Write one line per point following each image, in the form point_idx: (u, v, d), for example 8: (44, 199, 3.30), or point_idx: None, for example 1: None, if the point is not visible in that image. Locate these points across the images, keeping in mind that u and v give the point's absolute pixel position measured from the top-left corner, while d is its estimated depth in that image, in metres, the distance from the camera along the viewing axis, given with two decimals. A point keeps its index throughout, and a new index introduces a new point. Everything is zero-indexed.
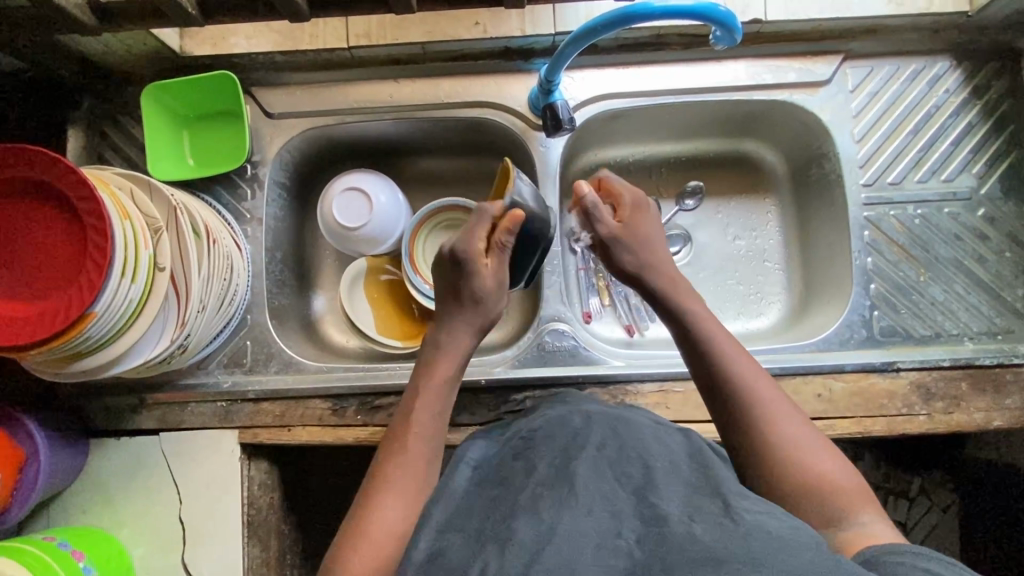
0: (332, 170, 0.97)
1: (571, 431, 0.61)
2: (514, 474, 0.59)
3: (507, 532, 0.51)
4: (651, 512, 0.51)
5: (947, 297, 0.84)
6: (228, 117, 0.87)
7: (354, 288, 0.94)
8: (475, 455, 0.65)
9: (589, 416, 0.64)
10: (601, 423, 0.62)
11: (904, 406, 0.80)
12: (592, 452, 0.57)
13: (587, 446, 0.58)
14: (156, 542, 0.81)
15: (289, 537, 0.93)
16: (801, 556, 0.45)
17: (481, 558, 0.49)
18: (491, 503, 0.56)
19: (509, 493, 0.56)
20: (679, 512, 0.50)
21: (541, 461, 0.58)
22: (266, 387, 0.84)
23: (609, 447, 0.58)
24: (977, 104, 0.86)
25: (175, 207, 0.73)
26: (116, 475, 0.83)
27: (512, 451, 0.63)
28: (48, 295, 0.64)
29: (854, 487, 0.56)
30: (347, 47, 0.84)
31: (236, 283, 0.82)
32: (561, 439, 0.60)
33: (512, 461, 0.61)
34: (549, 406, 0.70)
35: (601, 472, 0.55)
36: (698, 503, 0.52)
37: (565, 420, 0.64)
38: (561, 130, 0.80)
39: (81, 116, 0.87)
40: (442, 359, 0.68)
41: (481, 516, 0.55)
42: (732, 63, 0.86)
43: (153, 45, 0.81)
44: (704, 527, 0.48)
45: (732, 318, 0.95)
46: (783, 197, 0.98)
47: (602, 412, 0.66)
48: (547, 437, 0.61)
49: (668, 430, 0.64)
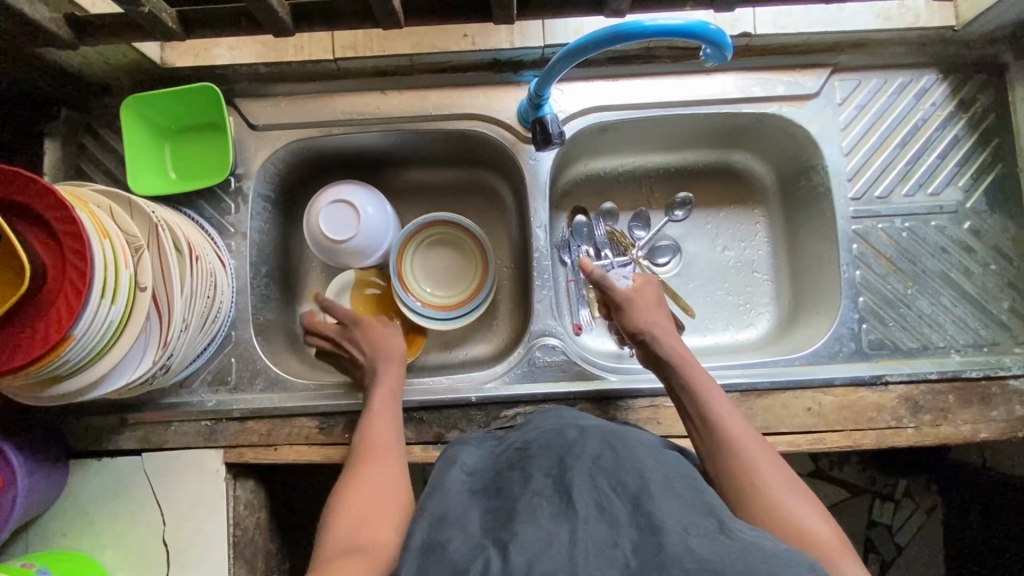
0: (319, 180, 0.96)
1: (563, 441, 0.61)
2: (510, 483, 0.58)
3: (508, 536, 0.51)
4: (646, 520, 0.51)
5: (934, 309, 0.85)
6: (211, 130, 0.86)
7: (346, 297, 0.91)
8: (468, 461, 0.66)
9: (583, 427, 0.64)
10: (595, 435, 0.61)
11: (893, 419, 0.81)
12: (587, 462, 0.57)
13: (582, 456, 0.58)
14: (140, 564, 0.80)
15: (278, 556, 0.90)
16: (792, 567, 0.46)
17: (480, 558, 0.49)
18: (489, 515, 0.55)
19: (507, 505, 0.55)
20: (675, 523, 0.50)
21: (537, 470, 0.58)
22: (251, 405, 0.83)
23: (604, 457, 0.58)
24: (963, 118, 0.87)
25: (156, 223, 0.71)
26: (98, 497, 0.81)
27: (506, 463, 0.62)
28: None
29: (835, 541, 0.57)
30: (333, 59, 0.83)
31: (220, 299, 0.81)
32: (555, 450, 0.60)
33: (508, 473, 0.60)
34: (540, 417, 0.71)
35: (596, 482, 0.55)
36: (693, 517, 0.52)
37: (559, 431, 0.63)
38: (550, 145, 0.79)
39: (59, 128, 0.85)
40: (375, 428, 0.73)
41: (480, 522, 0.55)
42: (721, 76, 0.86)
43: (134, 57, 0.79)
44: (700, 540, 0.48)
45: (721, 330, 0.95)
46: (772, 208, 0.98)
47: (596, 424, 0.65)
48: (542, 448, 0.61)
49: (664, 450, 0.64)
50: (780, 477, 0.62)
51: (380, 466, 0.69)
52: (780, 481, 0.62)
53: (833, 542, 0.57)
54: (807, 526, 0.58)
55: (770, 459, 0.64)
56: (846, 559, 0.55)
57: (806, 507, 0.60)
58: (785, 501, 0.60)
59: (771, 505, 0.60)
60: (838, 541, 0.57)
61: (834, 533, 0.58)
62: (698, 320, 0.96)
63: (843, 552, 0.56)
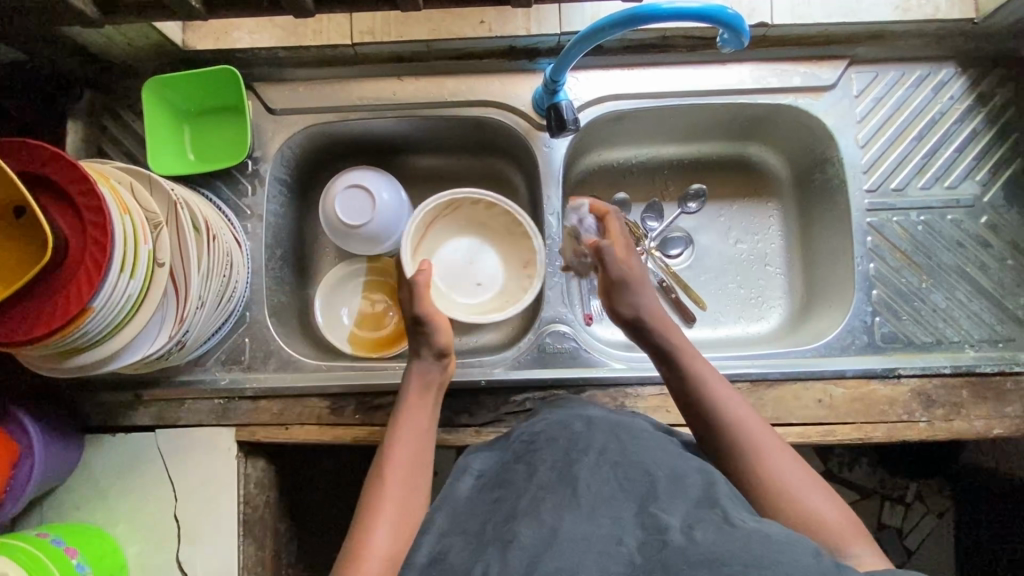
0: (334, 166, 0.97)
1: (572, 434, 0.62)
2: (514, 475, 0.60)
3: (509, 536, 0.52)
4: (652, 521, 0.51)
5: (948, 304, 0.84)
6: (229, 113, 0.87)
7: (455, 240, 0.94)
8: (479, 464, 0.65)
9: (589, 419, 0.64)
10: (602, 427, 0.62)
11: (905, 412, 0.80)
12: (593, 455, 0.58)
13: (589, 450, 0.58)
14: (152, 539, 0.81)
15: (286, 536, 0.91)
16: (800, 560, 0.46)
17: (480, 564, 0.51)
18: (492, 508, 0.57)
19: (510, 499, 0.57)
20: (679, 522, 0.50)
21: (542, 463, 0.59)
22: (264, 385, 0.84)
23: (610, 451, 0.58)
24: (981, 112, 0.86)
25: (175, 202, 0.72)
26: (112, 471, 0.82)
27: (513, 452, 0.63)
28: (16, 297, 0.62)
29: (845, 524, 0.57)
30: (351, 44, 0.84)
31: (235, 280, 0.82)
32: (562, 442, 0.61)
33: (514, 464, 0.62)
34: (547, 409, 0.71)
35: (603, 473, 0.56)
36: (700, 513, 0.51)
37: (565, 423, 0.64)
38: (565, 131, 0.80)
39: (81, 109, 0.86)
40: (405, 430, 0.68)
41: (482, 519, 0.56)
42: (737, 66, 0.86)
43: (156, 39, 0.80)
44: (704, 531, 0.49)
45: (732, 323, 0.95)
46: (786, 202, 0.98)
47: (603, 416, 0.66)
48: (548, 441, 0.62)
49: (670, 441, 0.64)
50: (788, 461, 0.62)
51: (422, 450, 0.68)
52: (791, 467, 0.61)
53: (844, 527, 0.57)
54: (817, 513, 0.58)
55: (778, 446, 0.63)
56: (857, 541, 0.56)
57: (816, 490, 0.59)
58: (792, 487, 0.59)
59: (780, 493, 0.59)
60: (849, 524, 0.57)
61: (844, 515, 0.58)
62: (708, 312, 0.96)
63: (855, 536, 0.56)
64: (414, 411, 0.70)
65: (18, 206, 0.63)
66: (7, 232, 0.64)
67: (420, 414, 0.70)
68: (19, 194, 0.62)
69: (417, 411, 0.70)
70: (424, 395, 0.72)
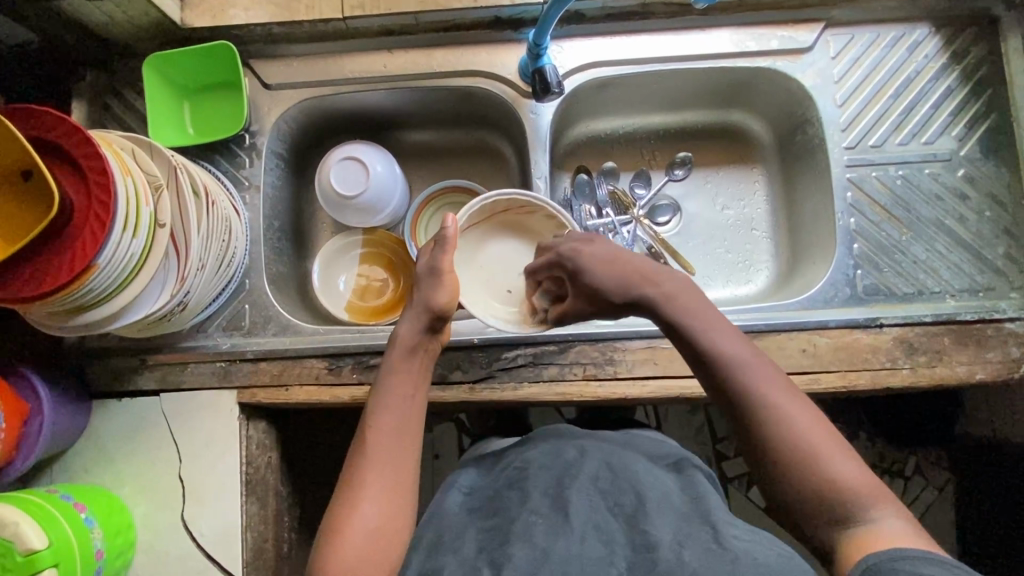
0: (328, 141, 1.00)
1: (564, 462, 0.65)
2: (507, 504, 0.62)
3: (502, 558, 0.55)
4: (642, 539, 0.55)
5: (928, 255, 0.86)
6: (227, 88, 0.90)
7: (480, 250, 0.82)
8: (466, 482, 0.71)
9: (581, 446, 0.68)
10: (594, 454, 0.66)
11: (888, 360, 0.82)
12: (586, 482, 0.62)
13: (581, 475, 0.62)
14: (157, 499, 0.83)
15: (287, 502, 0.93)
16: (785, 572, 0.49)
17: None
18: (485, 534, 0.59)
19: (505, 524, 0.59)
20: (669, 540, 0.54)
21: (535, 488, 0.62)
22: (264, 347, 0.86)
23: (602, 479, 0.62)
24: (956, 70, 0.88)
25: (175, 166, 0.75)
26: (119, 434, 0.85)
27: (505, 481, 0.66)
28: (21, 256, 0.65)
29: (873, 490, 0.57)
30: (342, 17, 0.87)
31: (234, 245, 0.84)
32: (554, 470, 0.64)
33: (507, 491, 0.64)
34: (540, 435, 0.73)
35: (594, 501, 0.60)
36: (688, 530, 0.55)
37: (558, 451, 0.67)
38: (549, 94, 0.82)
39: (85, 87, 0.89)
40: (390, 396, 0.66)
41: (477, 544, 0.58)
42: (717, 31, 0.89)
43: (155, 16, 0.83)
44: (693, 552, 0.52)
45: (720, 286, 0.97)
46: (770, 166, 1.00)
47: (593, 443, 0.70)
48: (539, 469, 0.65)
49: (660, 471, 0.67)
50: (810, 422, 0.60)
51: (412, 419, 0.66)
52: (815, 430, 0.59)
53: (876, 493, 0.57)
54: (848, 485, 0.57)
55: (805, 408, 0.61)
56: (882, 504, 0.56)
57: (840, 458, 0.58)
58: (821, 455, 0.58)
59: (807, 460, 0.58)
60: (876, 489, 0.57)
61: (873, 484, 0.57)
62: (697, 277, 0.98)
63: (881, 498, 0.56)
64: (400, 377, 0.67)
65: (27, 168, 0.67)
66: (16, 195, 0.68)
67: (405, 377, 0.67)
68: (28, 157, 0.65)
69: (401, 379, 0.67)
70: (410, 356, 0.68)
